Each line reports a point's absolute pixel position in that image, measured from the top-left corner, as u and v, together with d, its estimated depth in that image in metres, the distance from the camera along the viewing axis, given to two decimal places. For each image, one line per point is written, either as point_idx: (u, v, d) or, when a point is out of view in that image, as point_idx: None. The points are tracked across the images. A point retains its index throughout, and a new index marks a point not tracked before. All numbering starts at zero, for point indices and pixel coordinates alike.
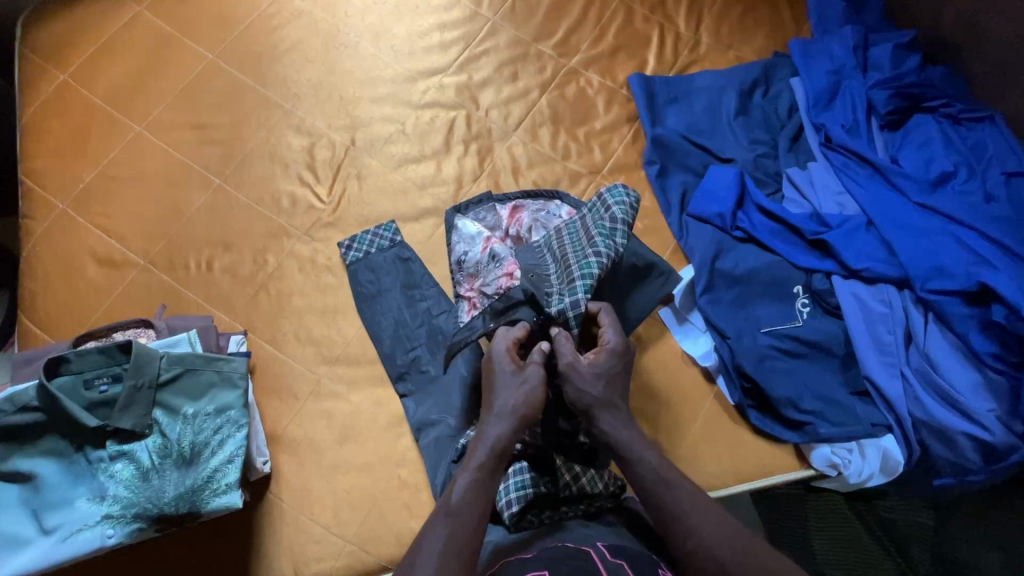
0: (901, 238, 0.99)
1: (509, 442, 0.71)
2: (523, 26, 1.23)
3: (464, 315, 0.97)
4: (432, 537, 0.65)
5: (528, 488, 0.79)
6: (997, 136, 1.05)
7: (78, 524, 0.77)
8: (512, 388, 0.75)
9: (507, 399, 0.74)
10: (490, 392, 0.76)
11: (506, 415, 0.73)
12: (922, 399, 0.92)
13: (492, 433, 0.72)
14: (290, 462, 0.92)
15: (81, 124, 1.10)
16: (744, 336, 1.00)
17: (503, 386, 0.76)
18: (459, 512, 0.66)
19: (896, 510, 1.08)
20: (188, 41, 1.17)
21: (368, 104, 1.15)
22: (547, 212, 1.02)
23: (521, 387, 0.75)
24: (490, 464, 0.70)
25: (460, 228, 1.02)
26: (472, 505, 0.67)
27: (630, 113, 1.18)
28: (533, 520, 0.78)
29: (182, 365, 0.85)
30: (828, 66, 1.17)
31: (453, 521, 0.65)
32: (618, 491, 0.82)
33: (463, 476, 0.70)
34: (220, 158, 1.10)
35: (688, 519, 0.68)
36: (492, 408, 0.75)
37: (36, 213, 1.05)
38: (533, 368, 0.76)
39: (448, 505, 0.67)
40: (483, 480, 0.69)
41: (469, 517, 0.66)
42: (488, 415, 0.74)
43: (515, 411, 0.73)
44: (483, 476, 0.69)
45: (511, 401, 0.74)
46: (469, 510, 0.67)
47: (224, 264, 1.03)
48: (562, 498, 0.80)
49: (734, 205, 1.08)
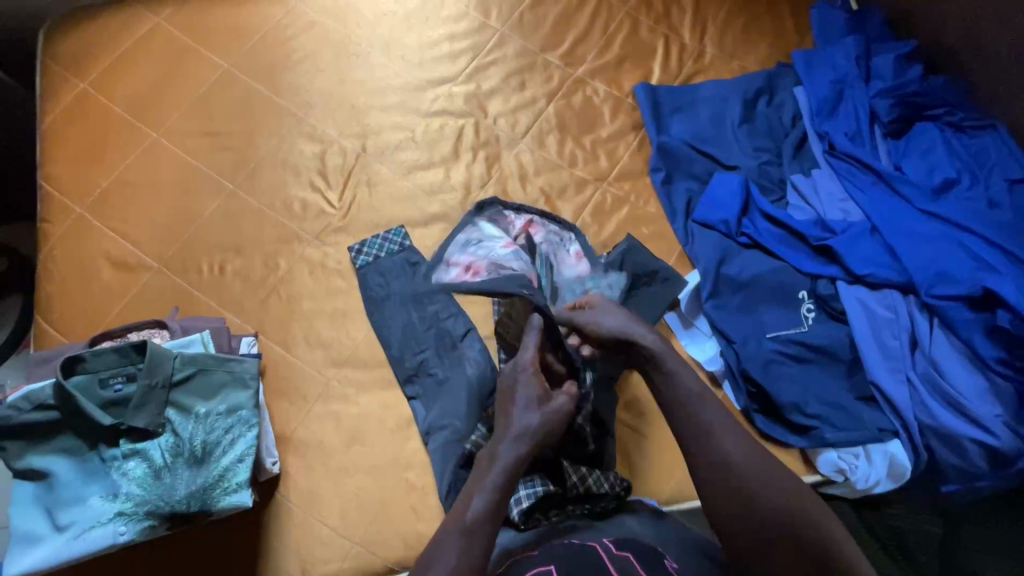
0: (905, 244, 1.00)
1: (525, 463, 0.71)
2: (530, 36, 1.26)
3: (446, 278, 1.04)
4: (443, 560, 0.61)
5: (536, 493, 0.78)
6: (999, 145, 1.07)
7: (91, 521, 0.78)
8: (530, 411, 0.74)
9: (526, 423, 0.72)
10: (508, 410, 0.74)
11: (523, 436, 0.71)
12: (928, 404, 0.93)
13: (508, 455, 0.70)
14: (299, 463, 0.93)
15: (97, 131, 1.13)
16: (749, 341, 1.01)
17: (524, 407, 0.74)
18: (472, 531, 0.64)
19: (905, 520, 1.08)
20: (203, 51, 1.20)
21: (379, 112, 1.18)
22: (559, 234, 1.06)
23: (538, 410, 0.74)
24: (505, 487, 0.68)
25: (478, 227, 1.07)
26: (487, 528, 0.64)
27: (635, 121, 1.20)
28: (543, 523, 0.79)
29: (196, 365, 0.87)
30: (831, 75, 1.19)
31: (470, 538, 0.63)
32: (620, 490, 0.83)
33: (478, 494, 0.67)
34: (234, 164, 1.12)
35: (710, 470, 0.69)
36: (509, 428, 0.72)
37: (54, 216, 1.07)
38: (556, 399, 0.76)
39: (463, 521, 0.64)
40: (497, 500, 0.67)
41: (484, 531, 0.64)
42: (505, 432, 0.72)
43: (531, 436, 0.72)
44: (497, 497, 0.67)
45: (528, 423, 0.72)
46: (481, 533, 0.64)
47: (236, 268, 1.05)
48: (568, 498, 0.80)
49: (739, 212, 1.09)
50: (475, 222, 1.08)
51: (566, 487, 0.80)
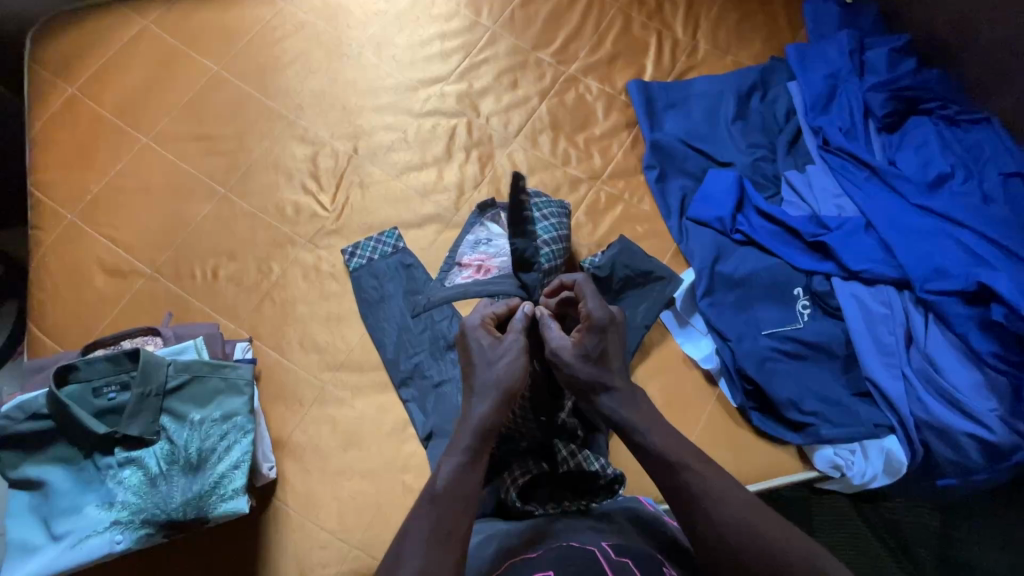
0: (899, 239, 1.00)
1: (494, 421, 0.74)
2: (523, 34, 1.25)
3: (457, 279, 1.01)
4: (414, 529, 0.65)
5: (527, 474, 0.83)
6: (993, 137, 1.06)
7: (87, 530, 0.78)
8: (493, 358, 0.78)
9: (490, 374, 0.77)
10: (472, 373, 0.78)
11: (488, 391, 0.76)
12: (923, 399, 0.93)
13: (477, 412, 0.74)
14: (295, 468, 0.93)
15: (87, 137, 1.12)
16: (745, 339, 1.01)
17: (487, 363, 0.78)
18: (445, 499, 0.67)
19: (901, 512, 1.09)
20: (192, 54, 1.19)
21: (370, 113, 1.17)
22: (551, 213, 1.03)
23: (500, 358, 0.78)
24: (475, 447, 0.72)
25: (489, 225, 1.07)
26: (454, 493, 0.68)
27: (629, 119, 1.20)
28: (534, 507, 0.80)
29: (189, 372, 0.86)
30: (824, 70, 1.18)
31: (439, 507, 0.66)
32: (610, 474, 0.83)
33: (446, 462, 0.70)
34: (225, 168, 1.12)
35: (708, 505, 0.66)
36: (478, 380, 0.77)
37: (45, 223, 1.06)
38: (512, 337, 0.80)
39: (432, 490, 0.68)
40: (466, 464, 0.70)
41: (457, 501, 0.67)
42: (472, 394, 0.77)
43: (497, 389, 0.75)
44: (466, 460, 0.71)
45: (494, 376, 0.77)
46: (454, 491, 0.67)
47: (230, 273, 1.05)
48: (555, 481, 0.85)
49: (733, 209, 1.09)
50: (482, 223, 1.06)
51: (557, 463, 0.85)
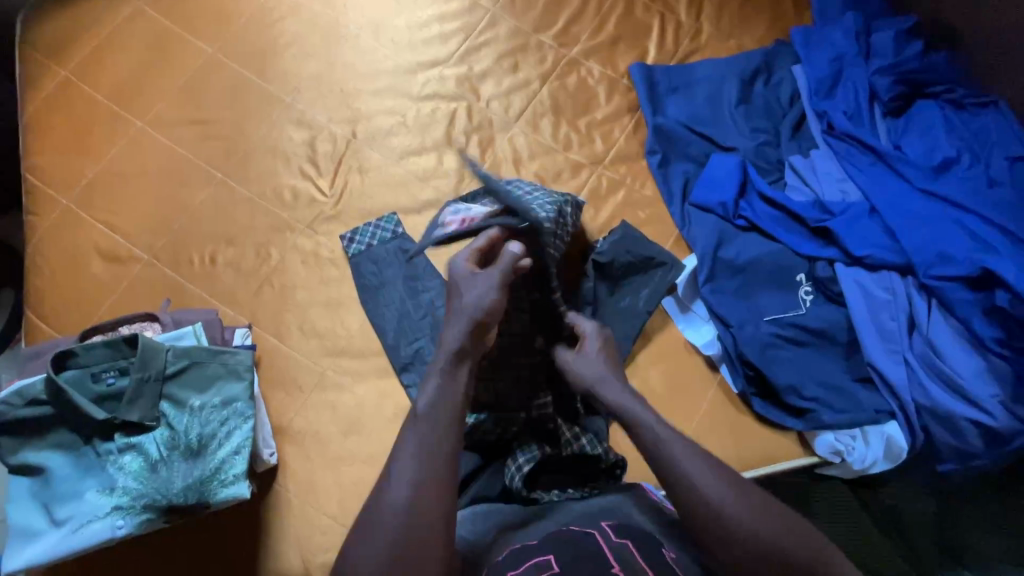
0: (904, 225, 0.99)
1: (473, 342, 0.73)
2: (523, 16, 1.22)
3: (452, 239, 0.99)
4: (405, 446, 0.64)
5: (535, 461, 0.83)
6: (1000, 122, 1.05)
7: (88, 515, 0.78)
8: (467, 288, 0.77)
9: (465, 302, 0.75)
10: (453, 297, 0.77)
11: (461, 316, 0.74)
12: (925, 385, 0.93)
13: (452, 338, 0.72)
14: (296, 454, 0.93)
15: (81, 121, 1.11)
16: (747, 325, 1.00)
17: (467, 287, 0.77)
18: (427, 418, 0.66)
19: (900, 497, 1.08)
20: (187, 36, 1.17)
21: (369, 97, 1.15)
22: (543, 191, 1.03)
23: (478, 286, 0.76)
24: (453, 365, 0.71)
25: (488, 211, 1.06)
26: (437, 411, 0.66)
27: (631, 103, 1.18)
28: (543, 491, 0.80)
29: (188, 358, 0.86)
30: (829, 53, 1.16)
31: (422, 425, 0.65)
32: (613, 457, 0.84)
33: (427, 385, 0.69)
34: (222, 153, 1.10)
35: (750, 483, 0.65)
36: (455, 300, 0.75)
37: (40, 209, 1.05)
38: (492, 271, 0.77)
39: (414, 412, 0.66)
40: (447, 381, 0.69)
41: (442, 421, 0.66)
42: (450, 315, 0.75)
43: (474, 312, 0.74)
44: (446, 377, 0.70)
45: (469, 302, 0.75)
46: (436, 409, 0.66)
47: (228, 258, 1.04)
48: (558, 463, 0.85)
49: (736, 194, 1.08)
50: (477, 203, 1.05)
51: (561, 446, 0.85)
